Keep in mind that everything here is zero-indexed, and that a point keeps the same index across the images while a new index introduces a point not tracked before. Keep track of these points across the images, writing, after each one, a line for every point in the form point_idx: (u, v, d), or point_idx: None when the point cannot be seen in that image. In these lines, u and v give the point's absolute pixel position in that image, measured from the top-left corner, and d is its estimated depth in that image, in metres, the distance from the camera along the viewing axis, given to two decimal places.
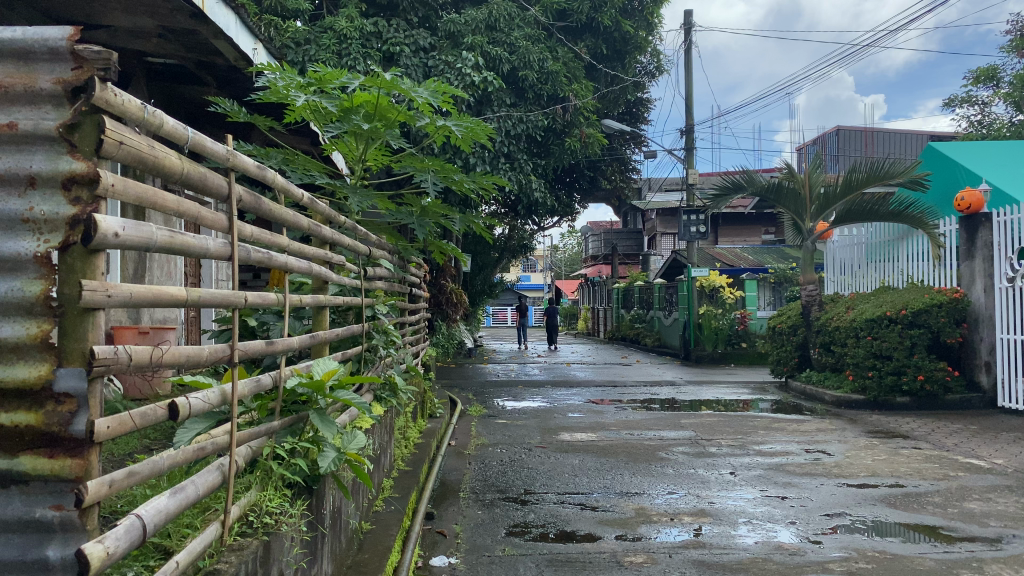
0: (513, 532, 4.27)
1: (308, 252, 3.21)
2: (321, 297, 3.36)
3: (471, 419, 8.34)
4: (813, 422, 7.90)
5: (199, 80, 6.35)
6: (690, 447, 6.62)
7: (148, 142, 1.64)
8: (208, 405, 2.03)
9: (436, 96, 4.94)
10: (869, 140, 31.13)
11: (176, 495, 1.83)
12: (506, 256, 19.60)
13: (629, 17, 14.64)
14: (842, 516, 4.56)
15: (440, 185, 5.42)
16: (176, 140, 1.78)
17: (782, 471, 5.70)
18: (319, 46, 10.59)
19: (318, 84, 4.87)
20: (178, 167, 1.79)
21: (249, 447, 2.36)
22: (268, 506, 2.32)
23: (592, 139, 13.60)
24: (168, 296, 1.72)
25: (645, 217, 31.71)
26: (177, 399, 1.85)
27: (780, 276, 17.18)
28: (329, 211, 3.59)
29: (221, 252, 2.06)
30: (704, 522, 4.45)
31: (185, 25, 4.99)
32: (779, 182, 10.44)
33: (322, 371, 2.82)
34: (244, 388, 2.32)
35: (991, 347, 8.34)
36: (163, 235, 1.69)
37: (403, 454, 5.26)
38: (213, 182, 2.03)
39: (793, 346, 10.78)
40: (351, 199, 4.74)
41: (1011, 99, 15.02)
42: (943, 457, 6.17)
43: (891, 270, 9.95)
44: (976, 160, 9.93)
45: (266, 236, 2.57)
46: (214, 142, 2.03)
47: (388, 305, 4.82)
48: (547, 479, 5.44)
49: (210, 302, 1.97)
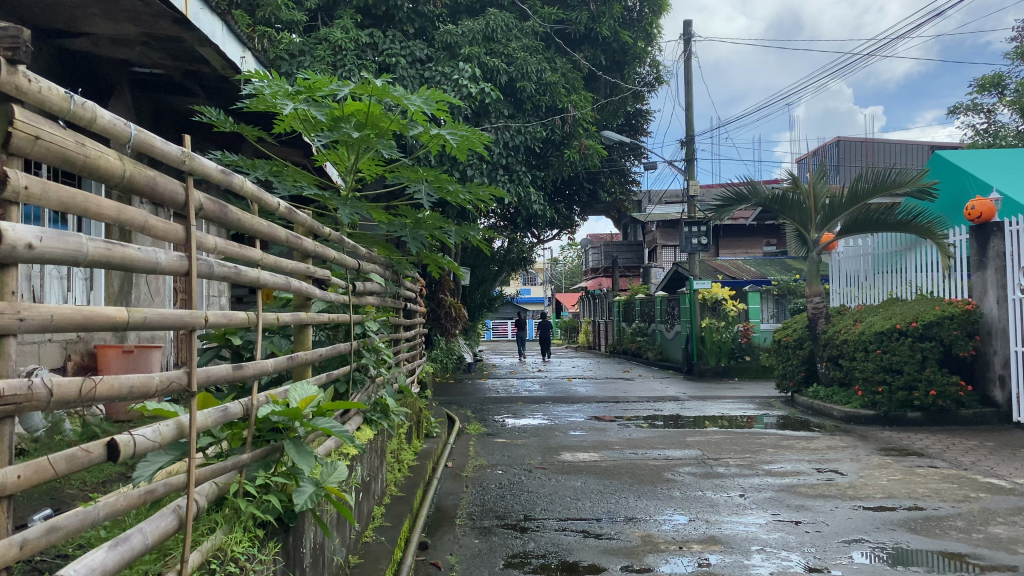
0: (512, 563, 4.00)
1: (287, 267, 2.94)
2: (302, 316, 3.10)
3: (470, 438, 8.05)
4: (822, 439, 7.65)
5: (187, 90, 6.19)
6: (697, 467, 6.35)
7: (76, 139, 1.42)
8: (161, 440, 1.80)
9: (429, 103, 4.71)
10: (869, 150, 30.96)
11: (116, 548, 1.60)
12: (506, 270, 19.34)
13: (629, 27, 14.47)
14: (861, 542, 4.30)
15: (434, 196, 5.12)
16: (115, 137, 1.55)
17: (793, 492, 5.44)
18: (314, 57, 10.40)
19: (307, 92, 4.67)
20: (118, 168, 1.57)
21: (213, 484, 2.12)
22: (235, 552, 2.05)
23: (592, 150, 13.43)
24: (103, 317, 1.51)
25: (645, 229, 31.53)
26: (119, 436, 1.60)
27: (783, 288, 16.59)
28: (312, 221, 3.34)
29: (177, 267, 1.81)
30: (715, 551, 4.19)
31: (170, 32, 4.81)
32: (784, 192, 10.16)
33: (299, 398, 2.59)
34: (209, 419, 2.10)
35: (1005, 360, 8.08)
36: (96, 247, 1.48)
37: (396, 479, 5.01)
38: (166, 188, 1.80)
39: (799, 360, 10.51)
40: (341, 210, 4.51)
41: (1017, 107, 14.79)
42: (961, 476, 5.89)
43: (898, 282, 9.70)
44: (986, 169, 9.69)
45: (236, 249, 2.32)
46: (166, 142, 1.80)
47: (378, 321, 4.56)
48: (547, 504, 5.18)
49: (157, 323, 1.73)
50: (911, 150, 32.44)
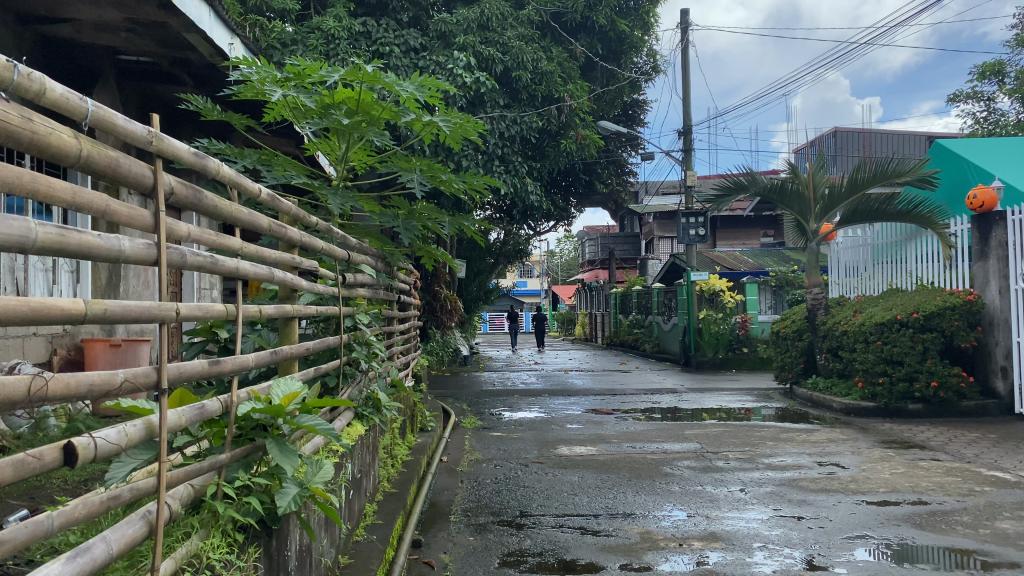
0: (507, 562, 3.88)
1: (271, 257, 2.78)
2: (287, 308, 2.95)
3: (465, 433, 7.94)
4: (823, 432, 7.54)
5: (175, 79, 6.05)
6: (696, 461, 6.24)
7: (21, 114, 1.30)
8: (128, 440, 1.67)
9: (422, 90, 4.54)
10: (868, 142, 30.86)
11: (76, 559, 1.48)
12: (502, 262, 19.20)
13: (625, 16, 14.27)
14: (865, 538, 4.20)
15: (427, 185, 4.95)
16: (68, 113, 1.43)
17: (794, 487, 5.34)
18: (307, 47, 10.27)
19: (296, 79, 4.51)
20: (73, 147, 1.45)
21: (189, 486, 2.00)
22: (211, 559, 1.94)
23: (588, 140, 13.31)
24: (54, 309, 1.41)
25: (642, 221, 31.38)
26: (77, 439, 1.48)
27: (781, 279, 16.44)
28: (297, 210, 3.17)
29: (143, 256, 1.68)
30: (715, 548, 4.08)
31: (154, 17, 4.65)
32: (782, 182, 10.00)
33: (282, 395, 2.47)
34: (186, 416, 1.98)
35: (1008, 351, 8.00)
36: (49, 232, 1.37)
37: (390, 475, 4.89)
38: (131, 170, 1.67)
39: (798, 352, 10.41)
40: (331, 200, 4.35)
41: (1017, 95, 14.67)
42: (965, 469, 5.80)
43: (899, 272, 9.58)
44: (988, 159, 9.60)
45: (212, 237, 2.16)
46: (129, 121, 1.67)
47: (370, 313, 4.41)
48: (545, 500, 5.07)
49: (118, 313, 1.61)
50: (909, 140, 32.34)
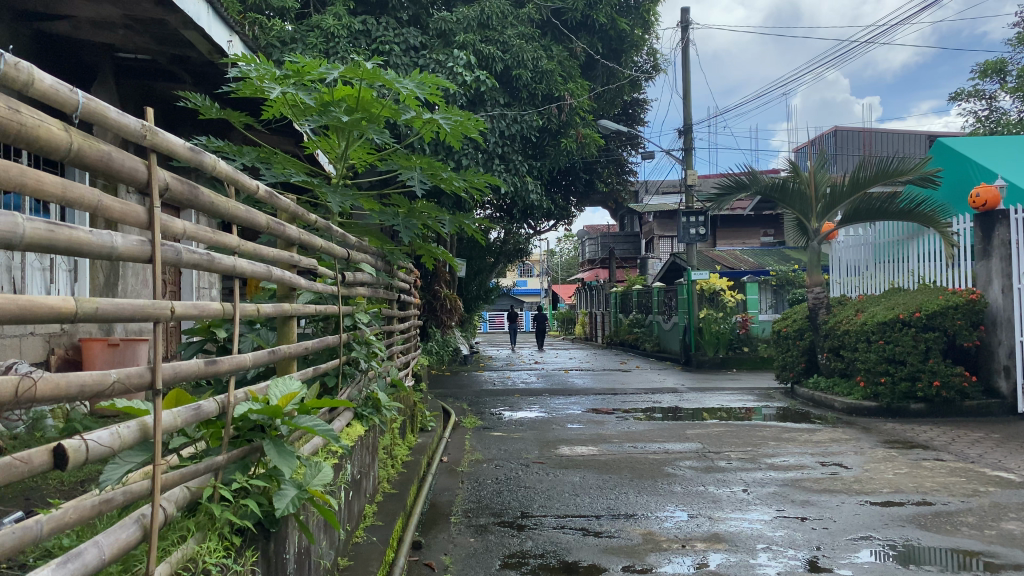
0: (508, 564, 3.84)
1: (269, 255, 2.73)
2: (286, 307, 2.90)
3: (466, 432, 7.89)
4: (825, 431, 7.51)
5: (174, 76, 6.00)
6: (698, 462, 6.20)
7: (7, 104, 1.26)
8: (120, 442, 1.63)
9: (422, 87, 4.49)
10: (868, 141, 30.85)
11: (66, 564, 1.43)
12: (502, 261, 19.15)
13: (625, 14, 14.22)
14: (870, 539, 4.16)
15: (427, 183, 4.90)
16: (57, 104, 1.38)
17: (798, 487, 5.30)
18: (306, 45, 10.22)
19: (295, 76, 4.47)
20: (63, 140, 1.40)
21: (184, 489, 1.96)
22: (207, 563, 1.90)
23: (588, 139, 13.26)
24: (43, 308, 1.37)
25: (642, 220, 31.32)
26: (67, 442, 1.44)
27: (782, 278, 16.41)
28: (296, 208, 3.12)
29: (136, 253, 1.64)
30: (718, 549, 4.04)
31: (152, 14, 4.60)
32: (784, 181, 9.95)
33: (280, 395, 2.42)
34: (181, 417, 1.94)
35: (1011, 350, 7.96)
36: (38, 227, 1.32)
37: (389, 475, 4.85)
38: (123, 165, 1.63)
39: (799, 351, 10.37)
40: (330, 198, 4.30)
41: (1019, 93, 14.62)
42: (969, 469, 5.76)
43: (900, 271, 9.54)
44: (990, 157, 9.56)
45: (208, 234, 2.12)
46: (122, 113, 1.63)
47: (369, 312, 4.37)
48: (546, 500, 5.03)
49: (109, 310, 1.56)
50: (908, 139, 32.35)
